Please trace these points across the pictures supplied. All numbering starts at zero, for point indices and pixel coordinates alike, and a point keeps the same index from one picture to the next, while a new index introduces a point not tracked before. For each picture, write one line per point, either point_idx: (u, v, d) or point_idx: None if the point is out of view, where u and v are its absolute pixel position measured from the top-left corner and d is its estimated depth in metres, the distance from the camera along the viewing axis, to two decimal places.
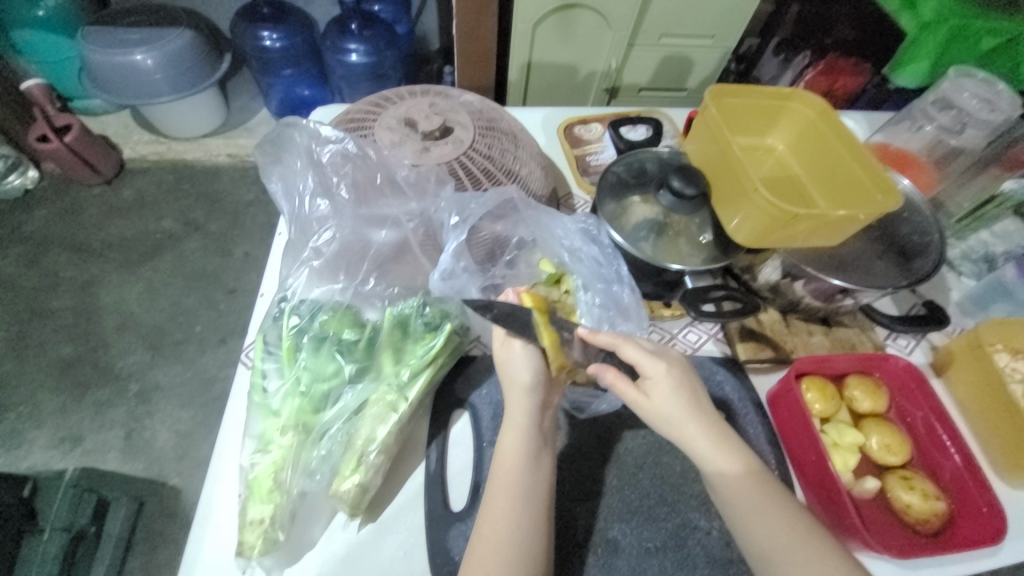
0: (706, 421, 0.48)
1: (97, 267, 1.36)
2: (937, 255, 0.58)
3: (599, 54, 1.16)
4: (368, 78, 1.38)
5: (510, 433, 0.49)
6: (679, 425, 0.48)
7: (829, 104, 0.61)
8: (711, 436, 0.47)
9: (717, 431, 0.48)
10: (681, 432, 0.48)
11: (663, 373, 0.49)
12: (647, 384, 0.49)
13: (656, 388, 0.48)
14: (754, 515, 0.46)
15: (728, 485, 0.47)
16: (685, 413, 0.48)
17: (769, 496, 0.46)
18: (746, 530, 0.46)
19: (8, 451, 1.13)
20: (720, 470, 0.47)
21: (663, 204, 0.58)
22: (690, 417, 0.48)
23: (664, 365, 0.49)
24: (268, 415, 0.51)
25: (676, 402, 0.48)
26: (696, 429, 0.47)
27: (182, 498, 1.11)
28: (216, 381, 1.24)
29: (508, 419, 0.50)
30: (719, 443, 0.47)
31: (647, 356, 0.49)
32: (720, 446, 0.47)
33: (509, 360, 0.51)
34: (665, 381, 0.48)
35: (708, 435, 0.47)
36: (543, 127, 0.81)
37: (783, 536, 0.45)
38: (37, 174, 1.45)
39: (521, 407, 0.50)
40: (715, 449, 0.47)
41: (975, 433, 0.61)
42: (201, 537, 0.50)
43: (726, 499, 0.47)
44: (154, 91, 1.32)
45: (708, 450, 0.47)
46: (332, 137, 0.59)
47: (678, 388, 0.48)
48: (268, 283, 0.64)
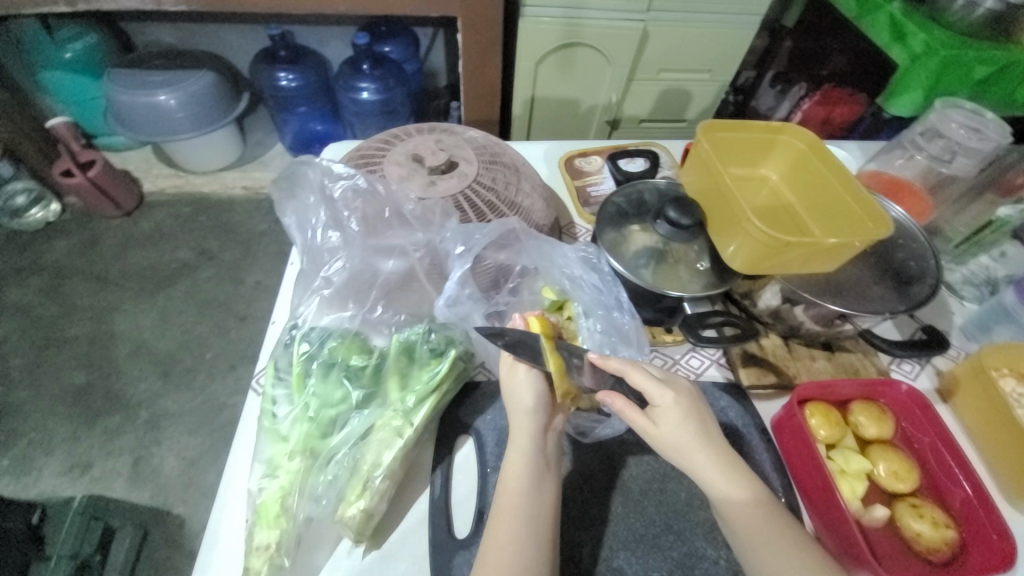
0: (716, 450, 0.48)
1: (113, 296, 1.40)
2: (933, 279, 0.59)
3: (599, 89, 1.21)
4: (379, 114, 1.45)
5: (515, 457, 0.50)
6: (690, 455, 0.48)
7: (819, 136, 0.64)
8: (721, 465, 0.47)
9: (726, 461, 0.48)
10: (689, 462, 0.48)
11: (671, 402, 0.49)
12: (656, 412, 0.49)
13: (665, 416, 0.49)
14: (765, 548, 0.45)
15: (737, 516, 0.46)
16: (695, 443, 0.48)
17: (780, 526, 0.46)
18: (757, 562, 0.45)
19: (17, 478, 1.14)
20: (729, 499, 0.47)
21: (661, 233, 0.60)
22: (700, 446, 0.48)
23: (673, 394, 0.49)
24: (277, 440, 0.52)
25: (685, 431, 0.48)
26: (704, 457, 0.47)
27: (186, 528, 1.11)
28: (224, 408, 1.25)
29: (513, 444, 0.51)
30: (728, 472, 0.47)
31: (655, 385, 0.50)
32: (730, 476, 0.47)
33: (511, 384, 0.53)
34: (673, 410, 0.49)
35: (716, 464, 0.47)
36: (545, 159, 0.84)
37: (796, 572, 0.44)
38: (60, 207, 1.51)
39: (525, 431, 0.51)
40: (724, 479, 0.47)
41: (983, 460, 0.60)
42: (206, 564, 0.50)
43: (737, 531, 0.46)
44: (175, 129, 1.39)
45: (718, 479, 0.47)
46: (343, 173, 0.62)
47: (687, 417, 0.49)
48: (279, 311, 0.67)
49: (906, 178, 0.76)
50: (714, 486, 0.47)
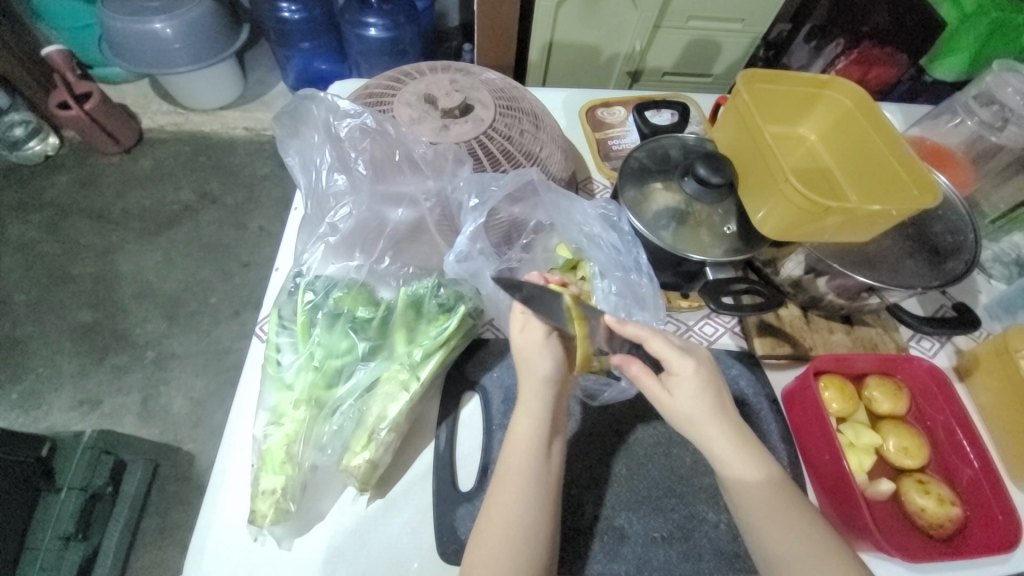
0: (728, 421, 0.47)
1: (115, 236, 1.38)
2: (971, 255, 0.56)
3: (624, 34, 1.11)
4: (386, 54, 1.36)
5: (523, 418, 0.49)
6: (704, 430, 0.47)
7: (868, 93, 0.58)
8: (735, 440, 0.47)
9: (740, 437, 0.47)
10: (701, 433, 0.47)
11: (690, 371, 0.48)
12: (672, 380, 0.48)
13: (681, 386, 0.48)
14: (767, 514, 0.45)
15: (742, 482, 0.46)
16: (710, 415, 0.47)
17: (788, 500, 0.46)
18: (755, 530, 0.45)
19: (29, 411, 1.16)
20: (737, 468, 0.46)
21: (687, 192, 0.56)
22: (716, 421, 0.47)
23: (693, 364, 0.48)
24: (282, 389, 0.52)
25: (701, 401, 0.47)
26: (716, 431, 0.47)
27: (196, 464, 1.15)
28: (230, 352, 1.26)
29: (523, 406, 0.49)
30: (741, 447, 0.47)
31: (674, 353, 0.48)
32: (740, 449, 0.47)
33: (526, 347, 0.51)
34: (690, 379, 0.48)
35: (728, 436, 0.46)
36: (564, 109, 0.79)
37: (797, 540, 0.44)
38: (58, 140, 1.46)
39: (537, 394, 0.49)
40: (736, 455, 0.46)
41: (994, 441, 0.59)
42: (213, 503, 0.51)
43: (738, 495, 0.46)
44: (171, 61, 1.31)
45: (726, 447, 0.46)
46: (349, 110, 0.58)
47: (703, 390, 0.47)
48: (283, 257, 0.64)
49: (950, 145, 0.71)
50: (721, 456, 0.47)
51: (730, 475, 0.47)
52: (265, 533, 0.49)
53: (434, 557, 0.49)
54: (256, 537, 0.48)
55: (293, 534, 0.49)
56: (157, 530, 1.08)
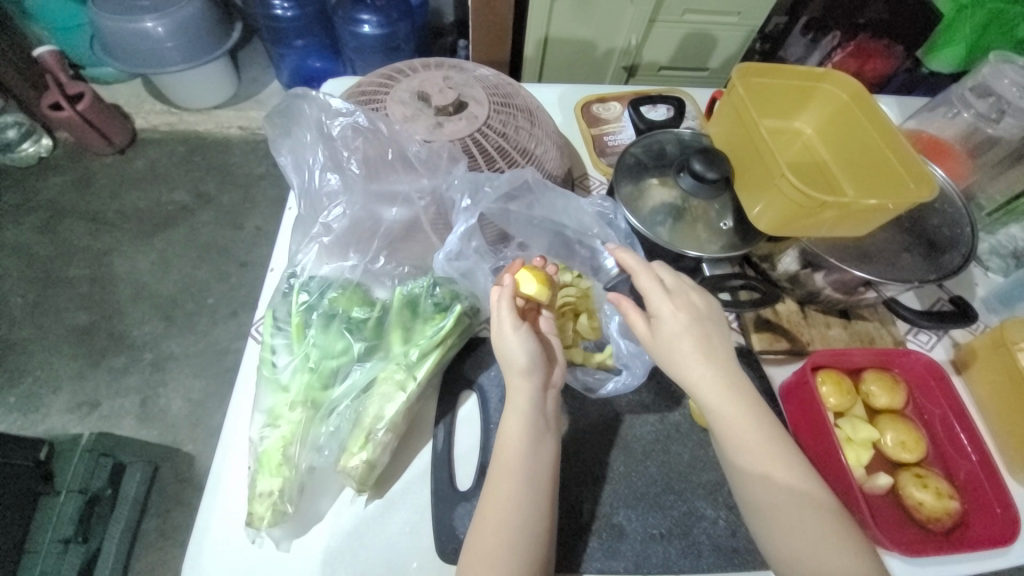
0: (711, 364, 0.47)
1: (111, 237, 1.37)
2: (968, 248, 0.56)
3: (619, 29, 1.11)
4: (380, 51, 1.35)
5: (512, 416, 0.48)
6: (686, 374, 0.48)
7: (863, 86, 0.58)
8: (718, 385, 0.47)
9: (726, 384, 0.47)
10: (684, 375, 0.48)
11: (668, 312, 0.48)
12: (653, 323, 0.49)
13: (660, 328, 0.48)
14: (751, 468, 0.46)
15: (730, 438, 0.47)
16: (691, 354, 0.47)
17: (772, 449, 0.46)
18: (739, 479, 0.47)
19: (27, 414, 1.16)
20: (721, 415, 0.47)
21: (683, 187, 0.56)
22: (698, 364, 0.47)
23: (671, 305, 0.48)
24: (277, 390, 0.52)
25: (681, 343, 0.48)
26: (699, 376, 0.47)
27: (196, 465, 1.15)
28: (228, 352, 1.26)
29: (511, 405, 0.49)
30: (724, 394, 0.47)
31: (658, 292, 0.49)
32: (725, 394, 0.47)
33: (500, 342, 0.50)
34: (670, 321, 0.48)
35: (711, 382, 0.47)
36: (560, 105, 0.78)
37: (780, 490, 0.45)
38: (51, 142, 1.45)
39: (525, 392, 0.49)
40: (722, 400, 0.47)
41: (993, 434, 0.59)
42: (211, 505, 0.50)
43: (726, 444, 0.47)
44: (164, 60, 1.30)
45: (711, 391, 0.47)
46: (342, 109, 0.57)
47: (684, 331, 0.48)
48: (278, 257, 0.64)
49: (947, 137, 0.70)
50: (706, 400, 0.47)
51: (719, 426, 0.47)
52: (263, 535, 0.48)
53: (434, 557, 0.49)
54: (254, 540, 0.48)
55: (291, 535, 0.49)
56: (158, 531, 1.09)
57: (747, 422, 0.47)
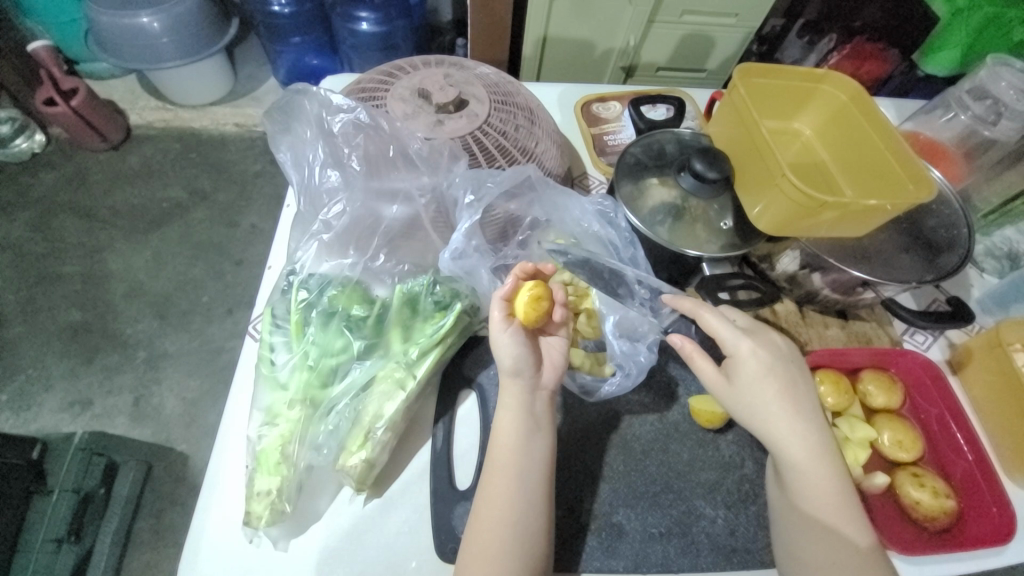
0: (793, 412, 0.49)
1: (104, 234, 1.35)
2: (965, 249, 0.56)
3: (618, 29, 1.11)
4: (378, 49, 1.34)
5: (503, 416, 0.49)
6: (765, 419, 0.49)
7: (862, 88, 0.58)
8: (799, 432, 0.49)
9: (806, 435, 0.49)
10: (762, 423, 0.49)
11: (747, 354, 0.51)
12: (730, 365, 0.51)
13: (740, 370, 0.50)
14: (811, 521, 0.48)
15: (803, 487, 0.48)
16: (773, 400, 0.49)
17: (839, 499, 0.48)
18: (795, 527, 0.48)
19: (18, 412, 1.15)
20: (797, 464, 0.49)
21: (683, 187, 0.56)
22: (782, 411, 0.49)
23: (750, 347, 0.51)
24: (276, 388, 0.51)
25: (763, 388, 0.50)
26: (782, 426, 0.49)
27: (190, 464, 1.13)
28: (223, 351, 1.25)
29: (501, 406, 0.50)
30: (806, 443, 0.49)
31: (733, 336, 0.51)
32: (806, 442, 0.49)
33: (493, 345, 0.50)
34: (749, 364, 0.50)
35: (794, 433, 0.49)
36: (560, 104, 0.78)
37: (841, 544, 0.47)
38: (44, 137, 1.43)
39: (515, 394, 0.49)
40: (803, 450, 0.49)
41: (988, 434, 0.60)
42: (207, 505, 0.50)
43: (796, 488, 0.49)
44: (159, 55, 1.29)
45: (789, 438, 0.49)
46: (342, 105, 0.57)
47: (764, 375, 0.50)
48: (276, 255, 0.63)
49: (943, 140, 0.71)
50: (783, 445, 0.49)
51: (791, 471, 0.49)
52: (261, 535, 0.48)
53: (433, 556, 0.49)
54: (251, 539, 0.48)
55: (289, 535, 0.48)
56: (151, 531, 1.07)
57: (825, 471, 0.48)
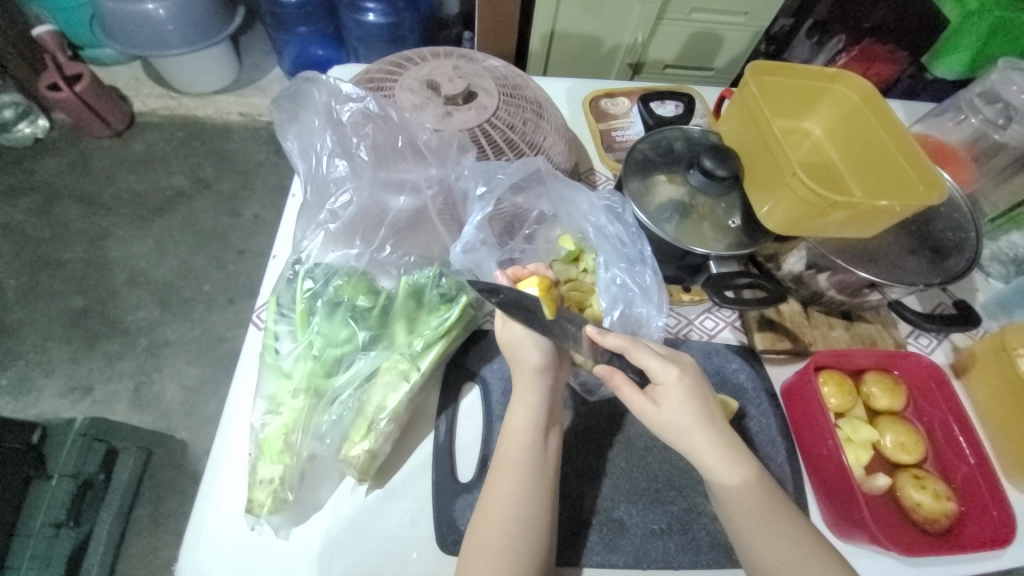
0: (711, 426, 0.45)
1: (107, 221, 1.35)
2: (973, 253, 0.56)
3: (626, 26, 1.10)
4: (385, 41, 1.34)
5: (518, 410, 0.49)
6: (687, 438, 0.45)
7: (873, 87, 0.58)
8: (723, 449, 0.45)
9: (728, 445, 0.45)
10: (688, 443, 0.45)
11: (675, 380, 0.46)
12: (657, 391, 0.46)
13: (666, 396, 0.46)
14: (754, 532, 0.44)
15: (731, 497, 0.45)
16: (697, 424, 0.45)
17: (777, 509, 0.45)
18: (748, 544, 0.45)
19: (19, 397, 1.15)
20: (724, 479, 0.45)
21: (692, 184, 0.56)
22: (703, 424, 0.45)
23: (677, 372, 0.46)
24: (280, 377, 0.51)
25: (686, 412, 0.45)
26: (705, 441, 0.45)
27: (189, 452, 1.13)
28: (224, 340, 1.25)
29: (518, 398, 0.50)
30: (728, 457, 0.45)
31: (658, 361, 0.46)
32: (729, 460, 0.45)
33: (518, 346, 0.50)
34: (676, 389, 0.46)
35: (716, 447, 0.45)
36: (567, 99, 0.78)
37: (783, 546, 0.44)
38: (48, 123, 1.43)
39: (529, 386, 0.50)
40: (727, 464, 0.45)
41: (990, 439, 0.60)
42: (209, 492, 0.50)
43: (725, 501, 0.45)
44: (165, 41, 1.28)
45: (727, 473, 0.45)
46: (352, 94, 0.57)
47: (689, 398, 0.46)
48: (280, 244, 0.63)
49: (953, 143, 0.71)
50: (705, 459, 0.45)
51: (716, 483, 0.45)
52: (263, 522, 0.48)
53: (433, 547, 0.49)
54: (253, 527, 0.48)
55: (291, 523, 0.48)
56: (150, 517, 1.08)
57: (739, 477, 0.45)
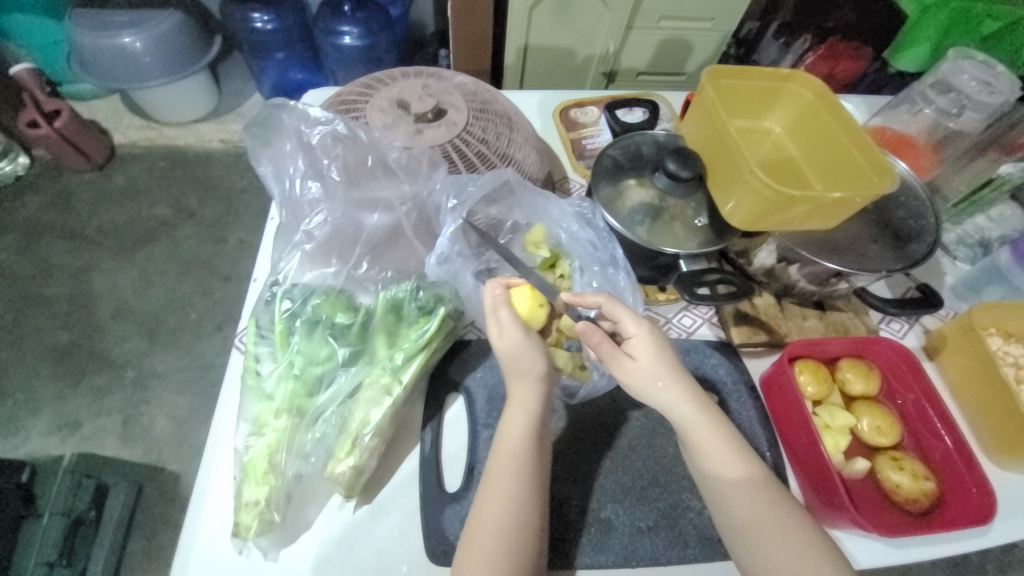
0: (679, 381, 0.49)
1: (91, 254, 1.35)
2: (932, 238, 0.58)
3: (596, 37, 1.13)
4: (361, 62, 1.36)
5: (514, 416, 0.49)
6: (662, 394, 0.48)
7: (826, 85, 0.60)
8: (694, 402, 0.48)
9: (699, 398, 0.49)
10: (659, 396, 0.49)
11: (647, 336, 0.50)
12: (630, 346, 0.50)
13: (639, 349, 0.49)
14: (726, 480, 0.47)
15: (705, 449, 0.48)
16: (668, 379, 0.49)
17: (745, 461, 0.48)
18: (721, 491, 0.47)
19: (6, 437, 1.13)
20: (695, 429, 0.48)
21: (659, 186, 0.58)
22: (672, 379, 0.49)
23: (648, 330, 0.50)
24: (261, 399, 0.51)
25: (659, 367, 0.49)
26: (675, 394, 0.48)
27: (181, 483, 1.12)
28: (213, 368, 1.24)
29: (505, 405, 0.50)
30: (698, 410, 0.48)
31: (631, 318, 0.50)
32: (700, 413, 0.48)
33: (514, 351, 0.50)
34: (648, 345, 0.49)
35: (686, 398, 0.48)
36: (538, 111, 0.80)
37: (751, 493, 0.47)
38: (29, 160, 1.43)
39: (530, 393, 0.50)
40: (696, 415, 0.48)
41: (966, 417, 0.62)
42: (195, 520, 0.50)
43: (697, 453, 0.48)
44: (143, 74, 1.30)
45: (698, 425, 0.48)
46: (321, 117, 0.58)
47: (660, 354, 0.49)
48: (260, 268, 0.64)
49: (911, 134, 0.73)
50: (675, 410, 0.48)
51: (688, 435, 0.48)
52: (250, 546, 0.48)
53: (423, 560, 0.49)
54: (241, 550, 0.48)
55: (279, 544, 0.48)
56: (143, 553, 1.05)
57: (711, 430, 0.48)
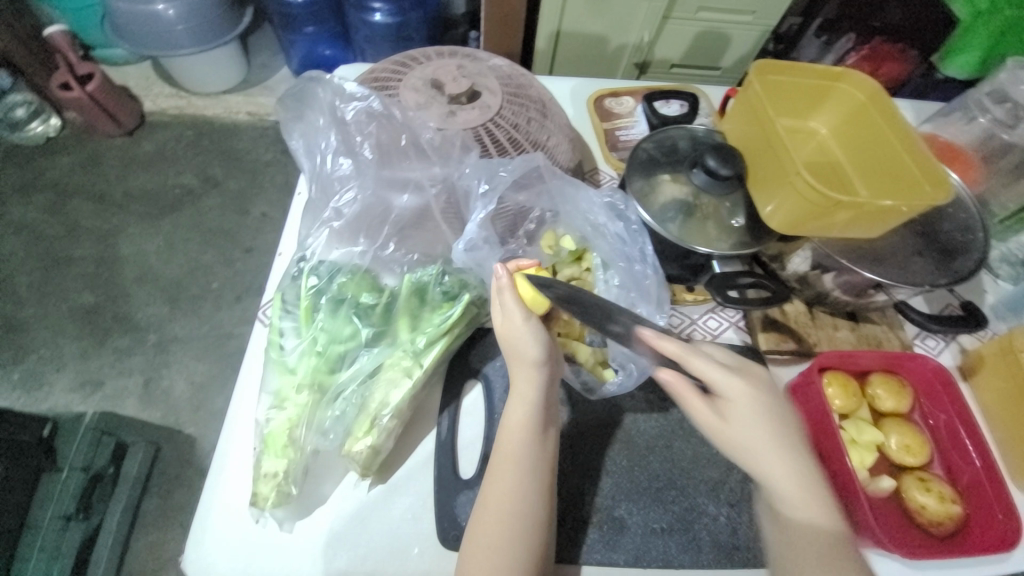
0: (782, 448, 0.45)
1: (118, 219, 1.37)
2: (980, 254, 0.55)
3: (633, 25, 1.10)
4: (391, 41, 1.34)
5: (516, 406, 0.48)
6: (759, 459, 0.45)
7: (881, 86, 0.57)
8: (796, 471, 0.44)
9: (802, 468, 0.45)
10: (754, 460, 0.45)
11: (743, 395, 0.46)
12: (722, 406, 0.46)
13: (733, 410, 0.46)
14: (810, 558, 0.42)
15: (796, 521, 0.43)
16: (764, 444, 0.45)
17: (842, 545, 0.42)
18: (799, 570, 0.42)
19: (31, 391, 1.17)
20: (787, 498, 0.44)
21: (695, 184, 0.55)
22: (768, 442, 0.45)
23: (744, 388, 0.46)
24: (284, 373, 0.52)
25: (753, 429, 0.45)
26: (771, 460, 0.44)
27: (196, 447, 1.15)
28: (231, 338, 1.26)
29: (519, 396, 0.49)
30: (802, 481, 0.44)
31: (722, 375, 0.46)
32: (801, 484, 0.44)
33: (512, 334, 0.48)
34: (743, 404, 0.45)
35: (784, 465, 0.44)
36: (572, 98, 0.78)
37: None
38: (60, 122, 1.45)
39: (529, 381, 0.48)
40: (796, 485, 0.44)
41: (997, 442, 0.59)
42: (214, 487, 0.51)
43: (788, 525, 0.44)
44: (175, 42, 1.30)
45: (799, 499, 0.44)
46: (355, 93, 0.57)
47: (757, 416, 0.45)
48: (286, 242, 0.64)
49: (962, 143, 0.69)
50: (772, 478, 0.44)
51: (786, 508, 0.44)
52: (267, 516, 0.49)
53: (435, 543, 0.49)
54: (257, 520, 0.48)
55: (294, 517, 0.49)
56: (158, 511, 1.09)
57: (813, 505, 0.43)
